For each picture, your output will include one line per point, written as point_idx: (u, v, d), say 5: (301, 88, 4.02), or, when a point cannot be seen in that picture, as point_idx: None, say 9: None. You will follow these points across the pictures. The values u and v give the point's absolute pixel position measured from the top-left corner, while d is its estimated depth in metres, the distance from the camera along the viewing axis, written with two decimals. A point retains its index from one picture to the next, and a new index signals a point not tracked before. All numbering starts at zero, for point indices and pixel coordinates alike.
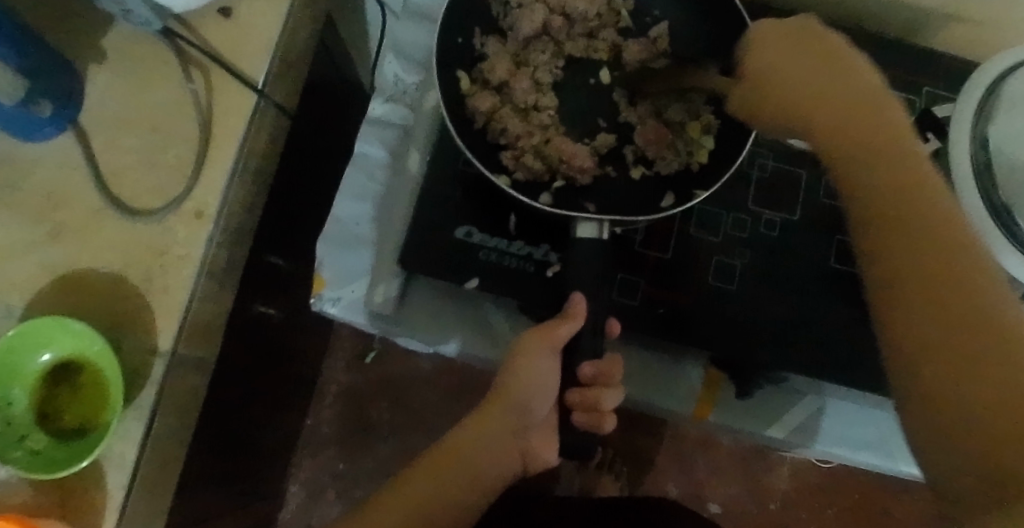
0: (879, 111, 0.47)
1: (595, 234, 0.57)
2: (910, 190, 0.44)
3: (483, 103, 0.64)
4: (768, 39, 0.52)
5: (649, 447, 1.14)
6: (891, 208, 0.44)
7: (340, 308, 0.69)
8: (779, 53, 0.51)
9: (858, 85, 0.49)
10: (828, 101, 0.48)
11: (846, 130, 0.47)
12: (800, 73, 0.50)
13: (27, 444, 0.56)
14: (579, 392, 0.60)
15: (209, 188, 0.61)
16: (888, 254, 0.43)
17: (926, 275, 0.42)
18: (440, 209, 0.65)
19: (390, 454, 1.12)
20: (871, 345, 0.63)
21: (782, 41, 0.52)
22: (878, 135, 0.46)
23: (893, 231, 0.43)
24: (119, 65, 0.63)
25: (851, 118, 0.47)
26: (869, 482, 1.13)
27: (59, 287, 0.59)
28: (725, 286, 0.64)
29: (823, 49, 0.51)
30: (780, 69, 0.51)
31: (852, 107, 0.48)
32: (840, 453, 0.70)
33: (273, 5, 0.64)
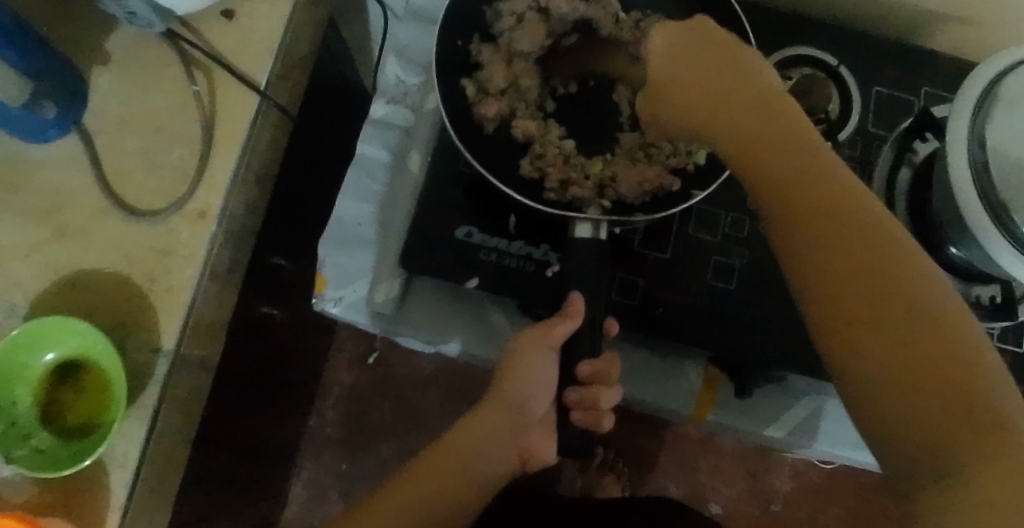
0: (795, 126, 0.45)
1: (592, 235, 0.58)
2: (845, 201, 0.42)
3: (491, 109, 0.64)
4: (664, 47, 0.51)
5: (650, 448, 1.14)
6: (831, 258, 0.41)
7: (341, 307, 0.70)
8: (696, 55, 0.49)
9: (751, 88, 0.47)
10: (725, 105, 0.47)
11: (749, 141, 0.45)
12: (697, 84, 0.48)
13: (31, 443, 0.57)
14: (577, 390, 0.60)
15: (211, 189, 0.62)
16: (831, 279, 0.41)
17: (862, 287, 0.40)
18: (440, 210, 0.65)
19: (393, 454, 1.13)
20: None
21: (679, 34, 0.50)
22: (793, 134, 0.45)
23: (824, 261, 0.41)
24: (122, 67, 0.63)
25: (764, 118, 0.46)
26: (871, 483, 1.13)
27: (63, 287, 0.60)
28: (724, 286, 0.64)
29: (715, 45, 0.50)
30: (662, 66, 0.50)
31: (711, 102, 0.47)
32: (838, 453, 0.70)
33: (275, 7, 0.65)
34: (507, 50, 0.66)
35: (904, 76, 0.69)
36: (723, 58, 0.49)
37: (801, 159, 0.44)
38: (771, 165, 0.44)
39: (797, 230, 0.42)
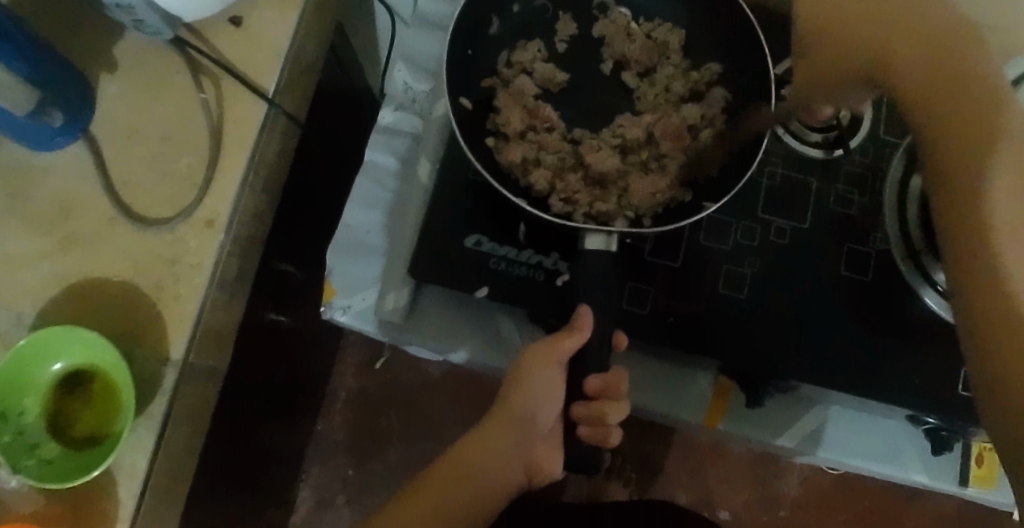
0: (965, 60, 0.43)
1: (604, 246, 0.57)
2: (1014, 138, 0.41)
3: (508, 154, 0.64)
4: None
5: (658, 453, 1.14)
6: (966, 166, 0.41)
7: (350, 316, 0.69)
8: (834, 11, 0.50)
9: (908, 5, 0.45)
10: (913, 39, 0.45)
11: (937, 79, 0.43)
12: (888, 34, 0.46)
13: (39, 453, 0.56)
14: (585, 406, 0.59)
15: (220, 197, 0.61)
16: (965, 204, 0.41)
17: (1014, 230, 0.39)
18: (450, 219, 0.65)
19: (400, 459, 1.12)
20: (882, 352, 0.63)
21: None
22: (978, 111, 0.41)
23: (969, 205, 0.41)
24: (129, 75, 0.63)
25: (931, 68, 0.44)
26: (879, 489, 1.12)
27: (71, 295, 0.59)
28: (736, 296, 0.64)
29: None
30: (835, 11, 0.50)
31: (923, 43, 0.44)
32: (851, 463, 0.69)
33: (284, 15, 0.65)
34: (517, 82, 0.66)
35: None
36: (871, 17, 0.47)
37: (962, 89, 0.42)
38: (959, 135, 0.41)
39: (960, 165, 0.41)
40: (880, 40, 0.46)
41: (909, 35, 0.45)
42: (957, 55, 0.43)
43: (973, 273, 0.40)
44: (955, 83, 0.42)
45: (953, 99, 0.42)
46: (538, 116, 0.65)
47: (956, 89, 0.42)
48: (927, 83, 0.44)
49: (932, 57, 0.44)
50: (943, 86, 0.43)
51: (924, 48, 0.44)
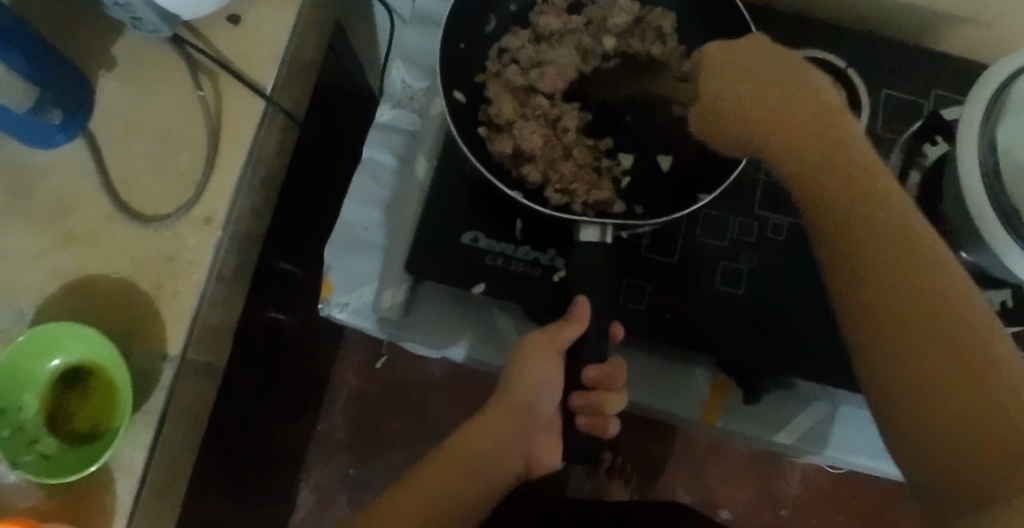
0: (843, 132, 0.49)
1: (598, 239, 0.57)
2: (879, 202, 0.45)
3: (498, 146, 0.64)
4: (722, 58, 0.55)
5: (658, 453, 1.14)
6: (864, 246, 0.44)
7: (348, 313, 0.69)
8: (758, 64, 0.53)
9: (816, 102, 0.50)
10: (801, 109, 0.50)
11: (810, 168, 0.48)
12: (773, 108, 0.51)
13: (37, 449, 0.56)
14: (584, 395, 0.59)
15: (217, 194, 0.62)
16: (856, 264, 0.45)
17: (885, 306, 0.43)
18: (446, 215, 0.65)
19: (401, 458, 1.12)
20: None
21: (742, 51, 0.54)
22: (855, 176, 0.47)
23: (874, 248, 0.44)
24: (128, 73, 0.63)
25: (815, 135, 0.49)
26: (881, 488, 1.12)
27: (69, 292, 0.60)
28: (732, 291, 0.64)
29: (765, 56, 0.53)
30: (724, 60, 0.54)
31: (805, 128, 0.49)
32: (846, 459, 0.69)
33: (281, 13, 0.65)
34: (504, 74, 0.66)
35: (914, 78, 0.68)
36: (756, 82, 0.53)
37: (847, 151, 0.48)
38: (826, 195, 0.47)
39: (856, 247, 0.45)
40: (764, 105, 0.52)
41: (793, 109, 0.50)
42: (837, 153, 0.48)
43: (868, 320, 0.44)
44: (836, 140, 0.48)
45: (813, 149, 0.49)
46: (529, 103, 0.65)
47: (837, 165, 0.47)
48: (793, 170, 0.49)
49: (819, 133, 0.49)
50: (824, 169, 0.48)
51: (784, 146, 0.50)
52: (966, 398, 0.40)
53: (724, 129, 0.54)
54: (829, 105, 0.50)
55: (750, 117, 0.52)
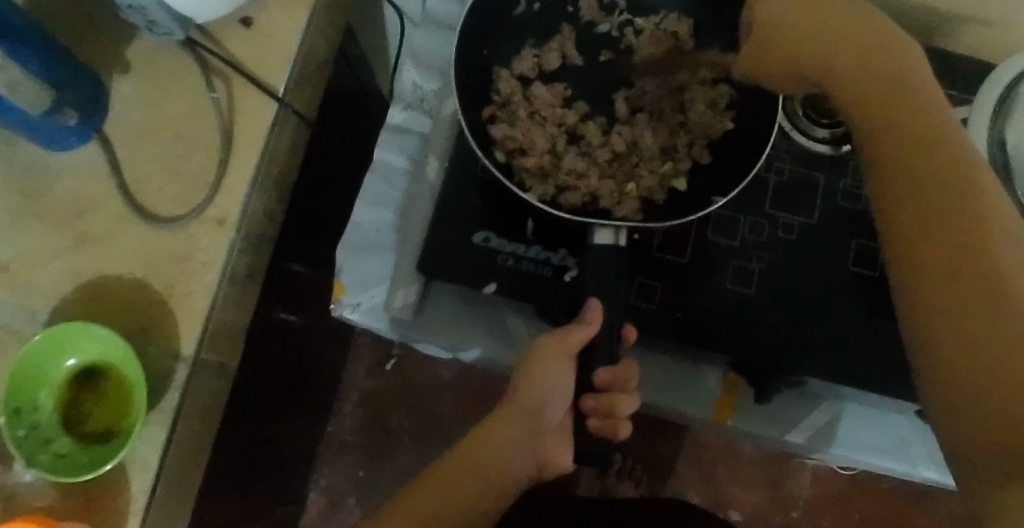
0: (939, 142, 0.46)
1: (611, 240, 0.57)
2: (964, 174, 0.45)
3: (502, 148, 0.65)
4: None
5: (668, 454, 1.13)
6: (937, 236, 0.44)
7: (359, 314, 0.70)
8: (806, 26, 0.49)
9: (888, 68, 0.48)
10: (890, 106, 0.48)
11: (919, 144, 0.46)
12: (867, 81, 0.48)
13: (52, 448, 0.57)
14: (594, 398, 0.59)
15: (231, 194, 0.62)
16: (928, 230, 0.44)
17: (955, 263, 0.43)
18: (458, 216, 0.65)
19: (411, 460, 1.13)
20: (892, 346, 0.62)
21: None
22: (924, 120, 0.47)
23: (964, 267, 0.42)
24: (142, 76, 0.64)
25: (881, 107, 0.48)
26: (894, 488, 1.11)
27: (84, 293, 0.60)
28: (743, 291, 0.64)
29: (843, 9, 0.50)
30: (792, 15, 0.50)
31: (887, 110, 0.48)
32: (858, 459, 0.69)
33: (293, 16, 0.65)
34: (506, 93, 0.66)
35: None
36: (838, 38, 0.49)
37: (921, 157, 0.45)
38: (907, 175, 0.46)
39: (918, 217, 0.45)
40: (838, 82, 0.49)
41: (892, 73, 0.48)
42: (925, 152, 0.46)
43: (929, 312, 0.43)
44: (933, 135, 0.46)
45: (918, 131, 0.46)
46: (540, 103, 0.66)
47: (918, 153, 0.46)
48: (911, 151, 0.46)
49: (909, 113, 0.47)
50: (918, 150, 0.46)
51: (866, 113, 0.49)
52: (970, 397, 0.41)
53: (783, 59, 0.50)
54: (904, 51, 0.49)
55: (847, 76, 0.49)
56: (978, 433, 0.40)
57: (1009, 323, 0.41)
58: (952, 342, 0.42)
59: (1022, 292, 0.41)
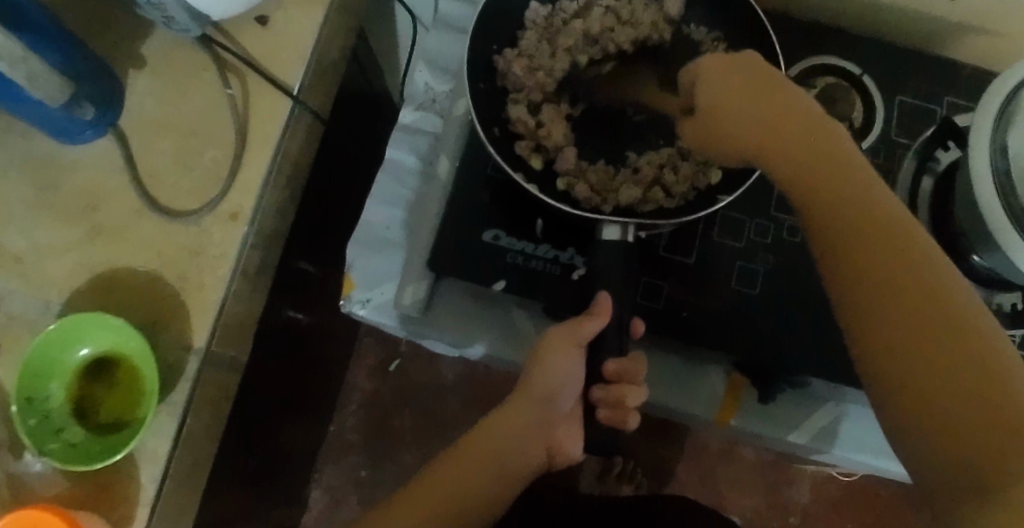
0: (841, 166, 0.48)
1: (619, 237, 0.58)
2: (867, 225, 0.46)
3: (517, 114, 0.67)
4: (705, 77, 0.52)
5: (669, 458, 1.14)
6: (852, 245, 0.46)
7: (368, 310, 0.71)
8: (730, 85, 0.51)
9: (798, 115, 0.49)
10: (782, 133, 0.49)
11: (818, 190, 0.48)
12: (748, 112, 0.50)
13: (63, 437, 0.57)
14: (604, 388, 0.60)
15: (244, 190, 0.63)
16: (848, 263, 0.46)
17: (886, 309, 0.44)
18: (467, 214, 0.66)
19: (413, 461, 1.13)
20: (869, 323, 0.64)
21: (722, 70, 0.52)
22: (821, 178, 0.47)
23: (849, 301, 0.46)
24: (159, 72, 0.65)
25: (808, 151, 0.48)
26: (894, 495, 1.12)
27: (97, 284, 0.61)
28: (748, 291, 0.65)
29: (753, 83, 0.51)
30: (714, 79, 0.52)
31: (791, 155, 0.49)
32: (861, 460, 0.70)
33: (307, 15, 0.66)
34: (524, 86, 0.67)
35: (927, 85, 0.69)
36: (757, 100, 0.50)
37: (842, 199, 0.47)
38: (833, 232, 0.47)
39: (844, 269, 0.46)
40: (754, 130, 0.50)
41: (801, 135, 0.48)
42: (845, 205, 0.47)
43: (854, 306, 0.45)
44: (822, 151, 0.48)
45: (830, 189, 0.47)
46: (543, 72, 0.67)
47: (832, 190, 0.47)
48: (805, 190, 0.48)
49: (819, 149, 0.48)
50: (833, 183, 0.47)
51: (785, 165, 0.49)
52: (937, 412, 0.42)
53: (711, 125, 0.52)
54: (783, 89, 0.50)
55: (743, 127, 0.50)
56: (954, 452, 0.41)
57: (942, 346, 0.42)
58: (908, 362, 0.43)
59: (928, 278, 0.44)
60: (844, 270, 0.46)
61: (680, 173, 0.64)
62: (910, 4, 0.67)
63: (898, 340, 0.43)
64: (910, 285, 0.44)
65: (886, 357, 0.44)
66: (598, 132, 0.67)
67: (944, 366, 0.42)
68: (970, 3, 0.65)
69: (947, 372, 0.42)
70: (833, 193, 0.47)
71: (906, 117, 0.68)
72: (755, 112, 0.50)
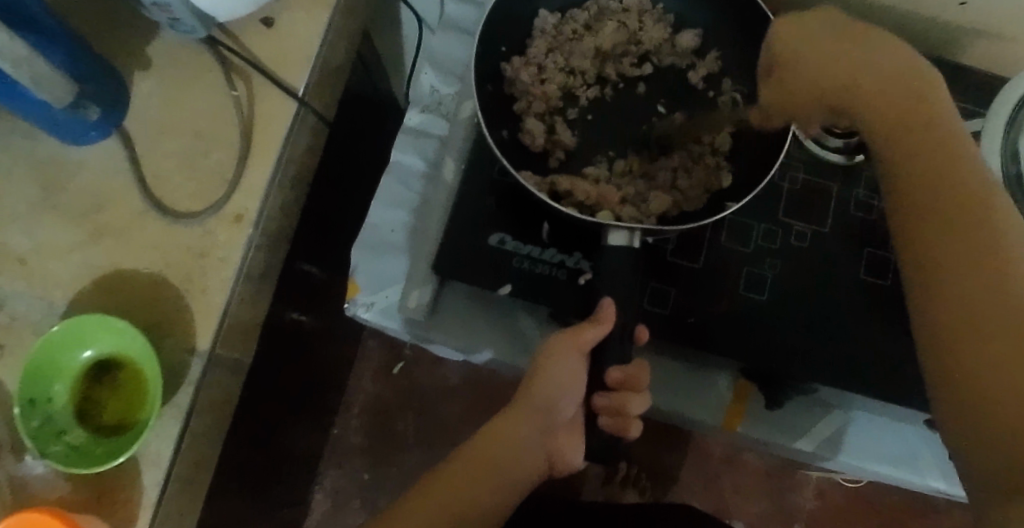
0: (948, 132, 0.49)
1: (626, 242, 0.58)
2: (970, 204, 0.47)
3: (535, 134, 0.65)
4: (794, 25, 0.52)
5: (674, 463, 1.13)
6: (925, 220, 0.48)
7: (373, 313, 0.70)
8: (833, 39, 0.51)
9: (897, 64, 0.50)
10: (888, 115, 0.50)
11: (903, 125, 0.50)
12: (826, 49, 0.51)
13: (65, 439, 0.57)
14: (606, 396, 0.59)
15: (249, 192, 0.62)
16: (919, 241, 0.48)
17: (959, 267, 0.46)
18: (473, 217, 0.66)
19: (416, 464, 1.12)
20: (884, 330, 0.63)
21: (813, 22, 0.52)
22: (953, 144, 0.49)
23: (919, 279, 0.48)
24: (164, 73, 0.64)
25: (897, 92, 0.50)
26: (898, 502, 1.11)
27: (101, 286, 0.60)
28: (756, 298, 0.64)
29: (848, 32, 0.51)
30: (802, 48, 0.51)
31: (898, 109, 0.50)
32: (869, 468, 0.69)
33: (314, 17, 0.66)
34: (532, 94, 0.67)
35: None
36: (848, 53, 0.50)
37: (952, 176, 0.48)
38: (908, 218, 0.49)
39: (924, 245, 0.48)
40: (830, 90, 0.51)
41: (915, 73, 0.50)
42: (915, 156, 0.49)
43: (934, 260, 0.47)
44: (914, 131, 0.49)
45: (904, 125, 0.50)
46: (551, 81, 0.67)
47: (953, 166, 0.48)
48: (898, 153, 0.50)
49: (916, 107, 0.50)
50: (908, 150, 0.49)
51: (884, 109, 0.50)
52: (999, 406, 0.43)
53: (778, 61, 0.52)
54: (932, 81, 0.51)
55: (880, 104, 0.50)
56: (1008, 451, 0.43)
57: (1009, 312, 0.44)
58: (977, 349, 0.44)
59: (1008, 239, 0.46)
60: (955, 244, 0.46)
61: (694, 177, 0.65)
62: (920, 9, 0.67)
63: (970, 345, 0.45)
64: (986, 259, 0.46)
65: (956, 360, 0.45)
66: (607, 135, 0.67)
67: (988, 338, 0.44)
68: (982, 9, 0.64)
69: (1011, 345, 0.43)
70: (953, 157, 0.49)
71: None
72: (872, 63, 0.50)
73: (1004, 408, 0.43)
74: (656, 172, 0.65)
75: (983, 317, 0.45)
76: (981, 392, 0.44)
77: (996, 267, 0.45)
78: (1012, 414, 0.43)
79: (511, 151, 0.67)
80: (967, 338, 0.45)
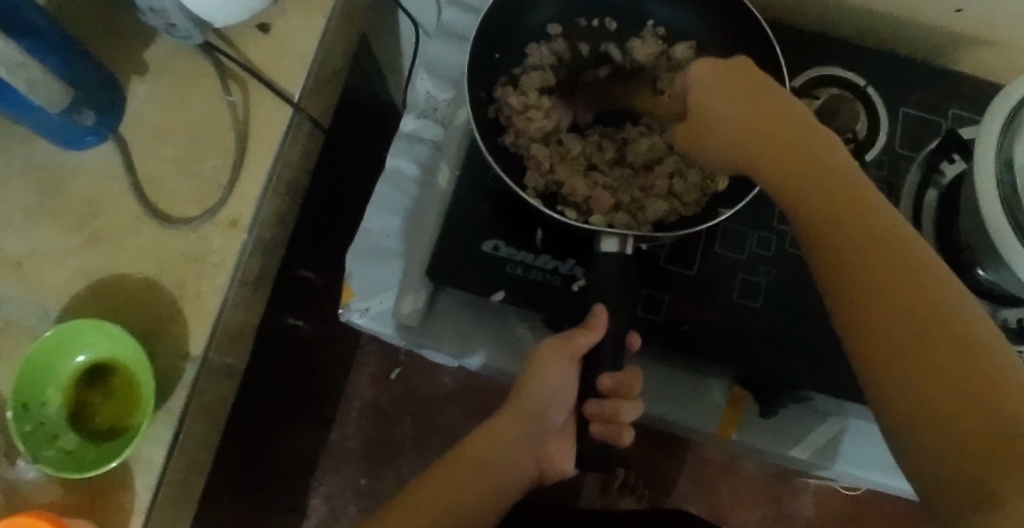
0: (819, 149, 0.46)
1: (618, 249, 0.58)
2: (845, 196, 0.43)
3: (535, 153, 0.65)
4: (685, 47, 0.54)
5: (671, 469, 1.13)
6: (820, 224, 0.43)
7: (367, 319, 0.70)
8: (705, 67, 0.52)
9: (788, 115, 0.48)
10: (782, 117, 0.48)
11: (790, 153, 0.46)
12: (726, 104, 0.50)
13: (58, 444, 0.57)
14: (598, 403, 0.59)
15: (243, 197, 0.63)
16: (839, 237, 0.42)
17: (875, 290, 0.40)
18: (467, 223, 0.66)
19: (413, 470, 1.12)
20: None
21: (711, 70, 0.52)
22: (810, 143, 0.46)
23: (840, 294, 0.42)
24: (160, 79, 0.65)
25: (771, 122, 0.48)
26: (896, 510, 1.11)
27: (95, 291, 0.60)
28: (749, 305, 0.64)
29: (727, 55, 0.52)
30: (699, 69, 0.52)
31: (782, 150, 0.47)
32: (864, 476, 0.69)
33: (309, 23, 0.66)
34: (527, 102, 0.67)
35: (933, 97, 0.68)
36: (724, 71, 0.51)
37: (833, 183, 0.44)
38: (833, 241, 0.42)
39: (831, 255, 0.42)
40: (730, 137, 0.49)
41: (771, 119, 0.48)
42: (833, 189, 0.44)
43: (836, 258, 0.42)
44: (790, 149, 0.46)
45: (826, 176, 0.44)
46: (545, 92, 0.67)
47: (822, 170, 0.45)
48: (783, 170, 0.46)
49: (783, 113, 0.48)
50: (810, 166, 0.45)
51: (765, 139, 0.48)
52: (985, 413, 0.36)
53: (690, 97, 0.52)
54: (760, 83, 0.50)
55: (721, 127, 0.50)
56: (943, 455, 0.37)
57: (969, 332, 0.38)
58: (915, 368, 0.39)
59: (920, 269, 0.40)
60: (825, 269, 0.43)
61: (689, 181, 0.63)
62: (915, 15, 0.67)
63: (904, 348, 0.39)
64: (911, 264, 0.40)
65: (897, 376, 0.39)
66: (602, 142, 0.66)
67: (972, 362, 0.37)
68: (977, 16, 0.64)
69: (956, 373, 0.37)
70: (831, 168, 0.44)
71: (910, 129, 0.67)
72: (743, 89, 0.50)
73: (934, 417, 0.38)
74: (652, 179, 0.65)
75: (950, 336, 0.38)
76: (920, 416, 0.38)
77: (913, 279, 0.40)
78: (916, 416, 0.38)
79: (504, 157, 0.67)
80: (973, 363, 0.37)
